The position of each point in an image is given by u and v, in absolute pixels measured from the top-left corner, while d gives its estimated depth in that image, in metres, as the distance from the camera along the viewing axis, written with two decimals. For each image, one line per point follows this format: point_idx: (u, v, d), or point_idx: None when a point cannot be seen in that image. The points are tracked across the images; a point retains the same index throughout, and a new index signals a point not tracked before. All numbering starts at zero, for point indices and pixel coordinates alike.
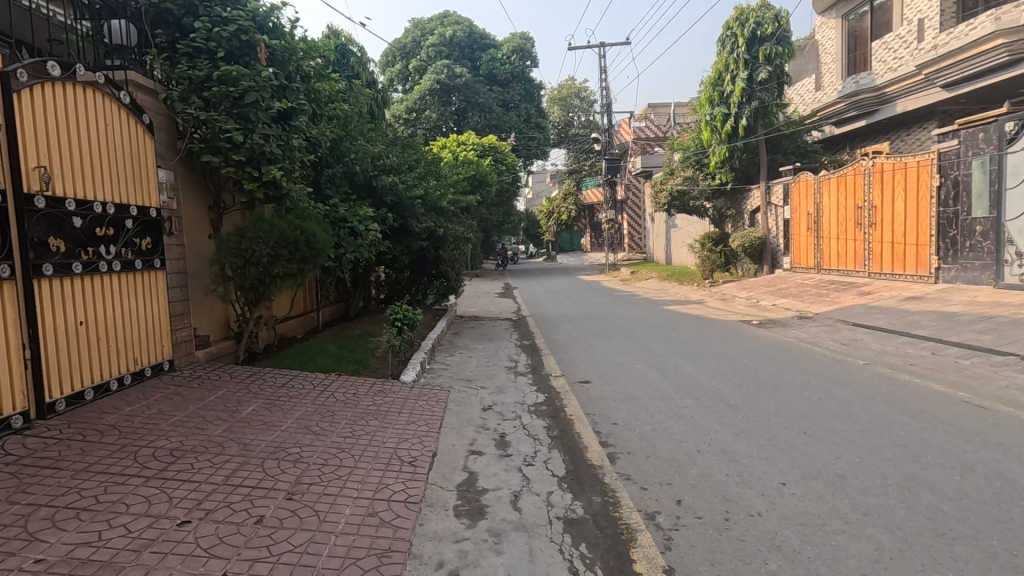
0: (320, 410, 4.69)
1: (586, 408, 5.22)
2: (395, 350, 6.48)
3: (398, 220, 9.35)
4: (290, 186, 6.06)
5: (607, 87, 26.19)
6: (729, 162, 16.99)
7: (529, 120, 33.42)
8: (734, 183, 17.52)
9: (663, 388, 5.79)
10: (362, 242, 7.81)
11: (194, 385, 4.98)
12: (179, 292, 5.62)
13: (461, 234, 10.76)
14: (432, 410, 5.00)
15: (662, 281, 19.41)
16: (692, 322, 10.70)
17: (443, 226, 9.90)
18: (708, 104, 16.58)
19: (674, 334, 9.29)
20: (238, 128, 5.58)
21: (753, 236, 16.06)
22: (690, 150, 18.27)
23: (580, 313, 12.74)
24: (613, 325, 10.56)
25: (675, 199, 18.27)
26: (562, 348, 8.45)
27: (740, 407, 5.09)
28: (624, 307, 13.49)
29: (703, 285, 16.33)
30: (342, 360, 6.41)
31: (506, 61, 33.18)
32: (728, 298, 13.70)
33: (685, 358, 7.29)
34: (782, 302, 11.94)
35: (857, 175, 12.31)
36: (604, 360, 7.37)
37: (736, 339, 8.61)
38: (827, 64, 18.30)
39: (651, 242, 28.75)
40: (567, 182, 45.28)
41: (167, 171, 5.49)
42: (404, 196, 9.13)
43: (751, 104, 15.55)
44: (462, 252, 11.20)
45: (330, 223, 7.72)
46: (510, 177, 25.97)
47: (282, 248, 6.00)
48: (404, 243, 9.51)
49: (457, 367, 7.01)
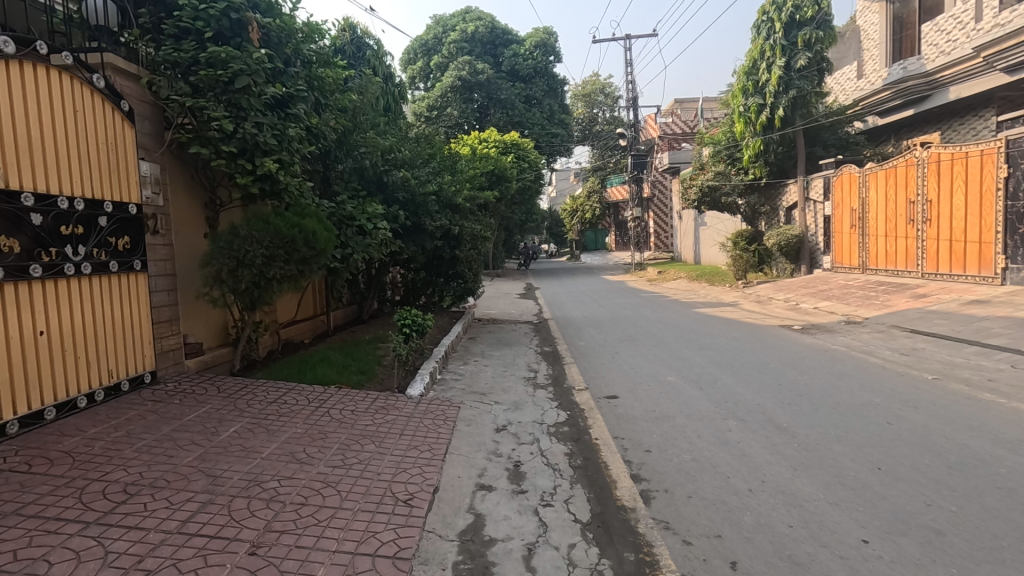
0: (310, 432, 4.14)
1: (614, 431, 4.57)
2: (403, 359, 5.92)
3: (412, 218, 8.81)
4: (287, 180, 5.55)
5: (633, 80, 25.34)
6: (764, 156, 16.06)
7: (552, 117, 32.73)
8: (769, 177, 16.57)
9: (701, 407, 5.10)
10: (370, 241, 7.29)
11: (175, 400, 4.48)
12: (166, 297, 5.16)
13: (479, 233, 10.19)
14: (437, 431, 4.40)
15: (691, 281, 18.55)
16: (727, 327, 9.92)
17: (459, 224, 9.33)
18: (741, 95, 15.69)
19: (707, 340, 8.55)
20: (228, 116, 5.07)
21: (789, 234, 15.16)
22: (721, 143, 17.39)
23: (605, 315, 12.05)
24: (640, 330, 9.85)
25: (707, 196, 17.14)
26: (586, 356, 7.80)
27: (793, 431, 4.37)
28: (652, 310, 12.75)
29: (736, 286, 15.44)
30: (345, 370, 5.87)
31: (529, 55, 32.53)
32: (764, 300, 12.83)
33: (722, 369, 6.57)
34: (826, 304, 11.05)
35: (908, 167, 11.35)
36: (632, 370, 6.70)
37: (779, 347, 7.82)
38: (870, 51, 17.20)
39: (679, 242, 27.81)
40: (591, 180, 44.43)
41: (151, 164, 5.01)
42: (416, 192, 8.60)
43: (789, 93, 14.63)
44: (480, 252, 10.65)
45: (337, 222, 7.21)
46: (533, 174, 25.34)
47: (278, 248, 5.49)
48: (419, 243, 8.97)
49: (471, 377, 6.42)
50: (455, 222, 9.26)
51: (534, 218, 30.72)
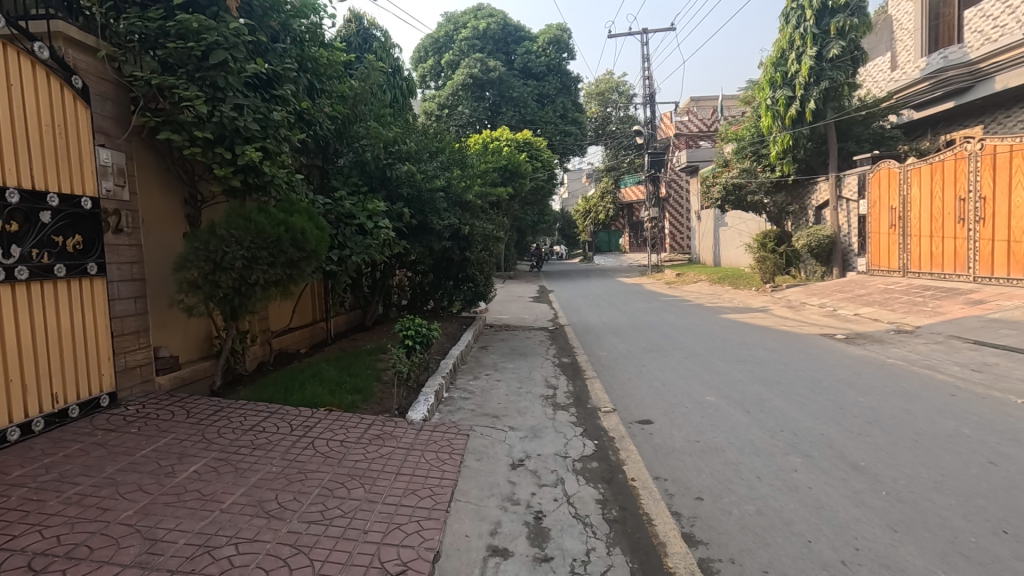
0: (287, 472, 3.42)
1: (653, 470, 3.81)
2: (406, 375, 5.23)
3: (417, 216, 8.04)
4: (273, 171, 4.86)
5: (650, 76, 24.50)
6: (792, 152, 15.15)
7: (565, 115, 31.97)
8: (797, 175, 15.67)
9: (754, 437, 4.31)
10: (371, 241, 6.58)
11: (132, 428, 3.80)
12: (132, 305, 4.47)
13: (491, 233, 9.46)
14: (441, 469, 3.66)
15: (712, 285, 17.68)
16: (760, 335, 9.10)
17: (469, 223, 8.61)
18: (768, 87, 14.81)
19: (742, 351, 7.74)
20: (202, 96, 4.39)
21: (821, 235, 14.24)
22: (745, 139, 16.54)
23: (626, 322, 11.26)
24: (666, 339, 9.06)
25: (732, 194, 16.21)
26: (610, 369, 7.03)
27: (876, 472, 3.58)
28: (675, 315, 11.94)
29: (763, 290, 14.57)
30: (340, 388, 5.17)
31: (542, 53, 31.81)
32: (797, 305, 11.95)
33: (768, 387, 5.78)
34: (867, 310, 10.18)
35: (958, 161, 10.46)
36: (664, 388, 5.93)
37: (826, 360, 7.00)
38: (904, 41, 16.25)
39: (697, 243, 26.90)
40: (605, 180, 43.55)
41: (115, 152, 4.33)
42: (423, 189, 7.89)
43: (820, 85, 13.73)
44: (492, 253, 9.91)
45: (334, 220, 6.52)
46: (546, 174, 24.62)
47: (262, 249, 4.79)
48: (426, 244, 8.24)
49: (483, 396, 5.68)
50: (466, 221, 8.54)
51: (547, 219, 29.97)
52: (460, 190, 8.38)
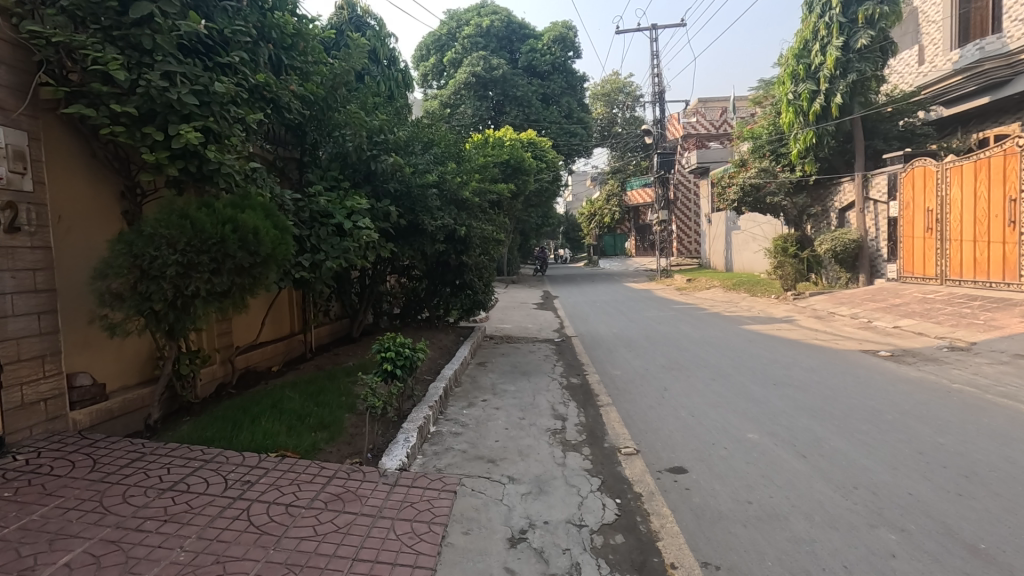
0: (197, 563, 2.46)
1: (697, 549, 2.86)
2: (380, 411, 4.23)
3: (407, 215, 7.11)
4: (217, 156, 3.94)
5: (660, 74, 23.54)
6: (815, 150, 14.17)
7: (570, 115, 31.04)
8: (818, 175, 14.71)
9: (823, 498, 3.36)
10: (350, 244, 5.68)
11: (5, 492, 2.87)
12: (34, 324, 3.55)
13: (491, 236, 8.52)
14: (414, 556, 2.70)
15: (727, 292, 16.73)
16: (792, 351, 8.11)
17: (466, 224, 7.66)
18: (790, 81, 13.83)
19: (776, 371, 6.78)
20: (120, 59, 3.49)
21: (846, 238, 13.20)
22: (763, 137, 15.64)
23: (638, 333, 10.31)
24: (686, 354, 8.10)
25: (749, 195, 14.93)
26: (626, 392, 6.08)
27: (1006, 562, 2.63)
28: (692, 326, 10.99)
29: (783, 297, 13.62)
30: (301, 423, 4.26)
31: (547, 51, 30.93)
32: (825, 316, 10.98)
33: (821, 421, 4.81)
34: (907, 323, 9.20)
35: (1009, 158, 9.52)
36: (694, 420, 4.98)
37: (878, 383, 6.03)
38: (931, 34, 15.26)
39: (707, 248, 25.94)
40: (611, 182, 42.60)
41: (12, 131, 3.44)
42: (413, 184, 6.94)
43: (848, 77, 12.77)
44: (492, 257, 9.01)
45: (307, 219, 5.63)
46: (549, 176, 23.59)
47: (201, 254, 3.84)
48: (418, 247, 7.31)
49: (478, 431, 4.74)
50: (463, 221, 7.60)
51: (552, 221, 29.05)
52: (456, 186, 7.44)
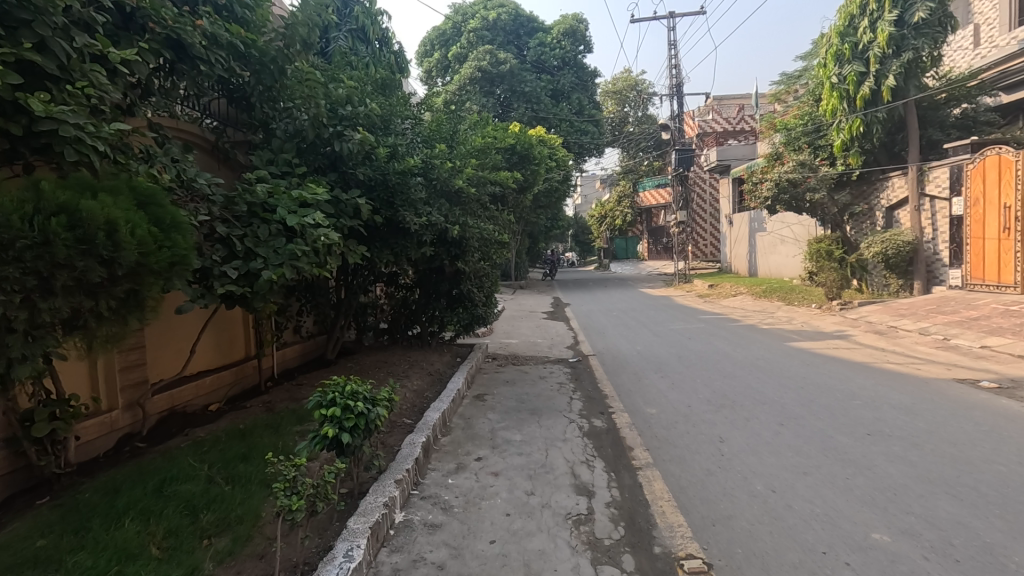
0: None
1: None
2: (306, 514, 2.57)
3: (385, 212, 5.52)
4: (40, 104, 2.50)
5: (677, 65, 22.03)
6: (861, 140, 12.59)
7: (581, 112, 29.52)
8: (864, 168, 13.13)
9: None
10: (298, 247, 4.19)
11: None
12: None
13: (494, 237, 7.03)
14: None
15: (756, 300, 15.17)
16: (865, 378, 6.53)
17: (461, 222, 6.09)
18: (833, 63, 12.20)
19: (862, 409, 5.22)
20: None
21: (898, 240, 11.75)
22: (797, 128, 14.10)
23: (667, 352, 8.78)
24: (734, 382, 6.55)
25: (785, 191, 13.28)
26: (670, 445, 4.55)
27: None
28: (728, 342, 9.46)
29: (826, 307, 12.06)
30: (191, 519, 2.81)
31: (557, 44, 29.48)
32: (885, 330, 9.42)
33: (973, 507, 3.26)
34: (995, 341, 7.63)
35: None
36: (780, 502, 3.44)
37: (1013, 432, 4.46)
38: (985, 13, 13.67)
39: (727, 250, 24.38)
40: (623, 182, 41.14)
41: None
42: (390, 170, 5.35)
43: (903, 55, 11.15)
44: (494, 262, 7.54)
45: (244, 216, 4.26)
46: (560, 175, 22.56)
47: (6, 265, 2.30)
48: (400, 251, 5.84)
49: (465, 520, 3.25)
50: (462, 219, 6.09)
51: (561, 223, 27.69)
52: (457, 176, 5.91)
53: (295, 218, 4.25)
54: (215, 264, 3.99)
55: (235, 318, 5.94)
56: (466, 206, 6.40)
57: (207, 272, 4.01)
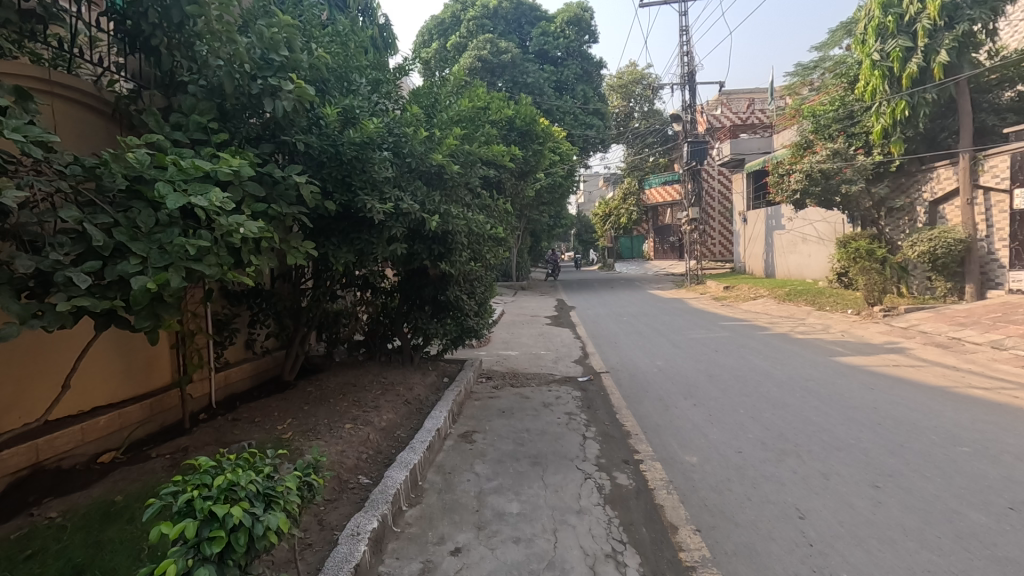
0: None
1: None
2: None
3: (340, 197, 4.15)
4: None
5: (690, 51, 20.67)
6: (904, 126, 11.13)
7: (586, 105, 28.16)
8: (906, 157, 11.76)
9: None
10: (191, 241, 2.89)
11: None
12: None
13: (486, 230, 5.67)
14: None
15: (780, 304, 13.81)
16: (954, 410, 5.16)
17: (444, 210, 4.70)
18: (873, 38, 10.80)
19: (981, 463, 3.86)
20: None
21: (949, 238, 10.40)
22: (827, 111, 12.77)
23: (694, 369, 7.44)
24: (789, 414, 5.21)
25: (816, 183, 11.91)
26: (730, 525, 3.20)
27: None
28: (762, 356, 8.12)
29: (866, 314, 10.71)
30: None
31: (560, 34, 28.14)
32: (947, 343, 8.06)
33: None
34: None
35: None
36: None
37: None
38: None
39: (741, 250, 23.00)
40: (628, 180, 39.75)
41: None
42: (343, 140, 3.97)
43: (958, 27, 9.79)
44: (489, 261, 6.19)
45: (122, 198, 2.98)
46: (564, 169, 21.24)
47: None
48: (365, 249, 4.52)
49: None
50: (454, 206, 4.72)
51: (565, 221, 26.35)
52: (444, 150, 4.55)
53: (182, 196, 2.90)
54: (61, 265, 2.70)
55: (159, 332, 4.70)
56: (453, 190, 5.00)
57: (50, 278, 2.73)
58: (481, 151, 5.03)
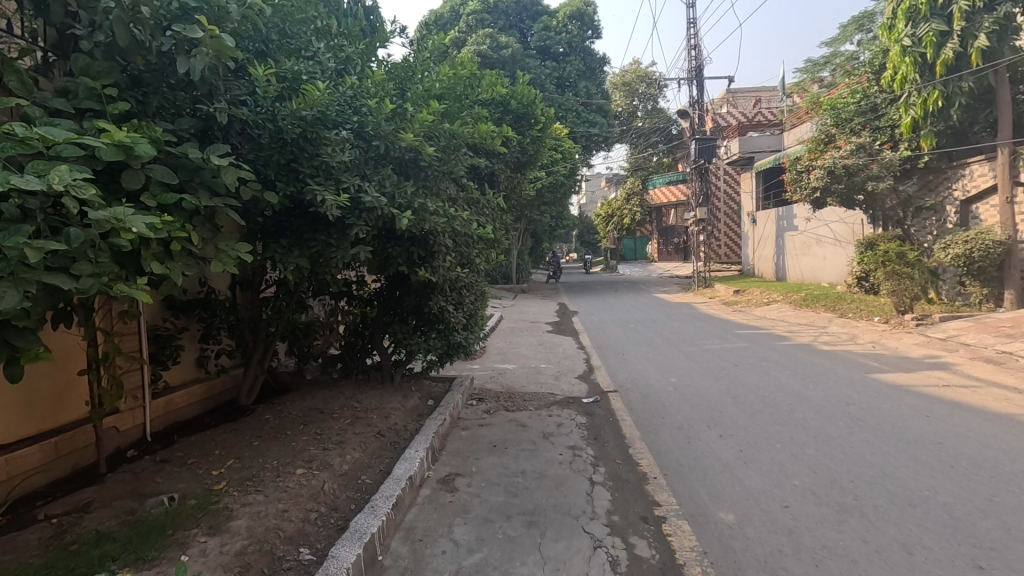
0: None
1: None
2: None
3: (283, 187, 3.29)
4: None
5: (698, 45, 19.84)
6: (936, 118, 10.26)
7: (589, 103, 27.34)
8: (936, 151, 10.87)
9: None
10: (40, 245, 2.05)
11: None
12: None
13: (476, 230, 4.77)
14: None
15: (798, 310, 12.92)
16: None
17: (419, 203, 3.79)
18: (902, 22, 9.90)
19: None
20: None
21: (987, 239, 9.50)
22: (849, 103, 12.01)
23: (714, 387, 6.56)
24: (837, 452, 4.33)
25: (839, 180, 11.03)
26: None
27: None
28: (789, 372, 7.25)
29: (896, 322, 9.83)
30: None
31: (562, 29, 27.25)
32: (997, 358, 7.17)
33: None
34: None
35: None
36: None
37: None
38: None
39: (750, 252, 22.11)
40: (631, 179, 38.90)
41: None
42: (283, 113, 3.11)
43: (998, 8, 8.93)
44: (479, 267, 5.29)
45: None
46: (566, 168, 20.41)
47: None
48: (322, 253, 3.67)
49: None
50: (432, 200, 3.83)
51: (567, 222, 25.47)
52: (417, 129, 3.66)
53: (8, 178, 2.05)
54: None
55: (76, 354, 3.84)
56: (437, 182, 4.07)
57: None
58: (467, 132, 4.13)
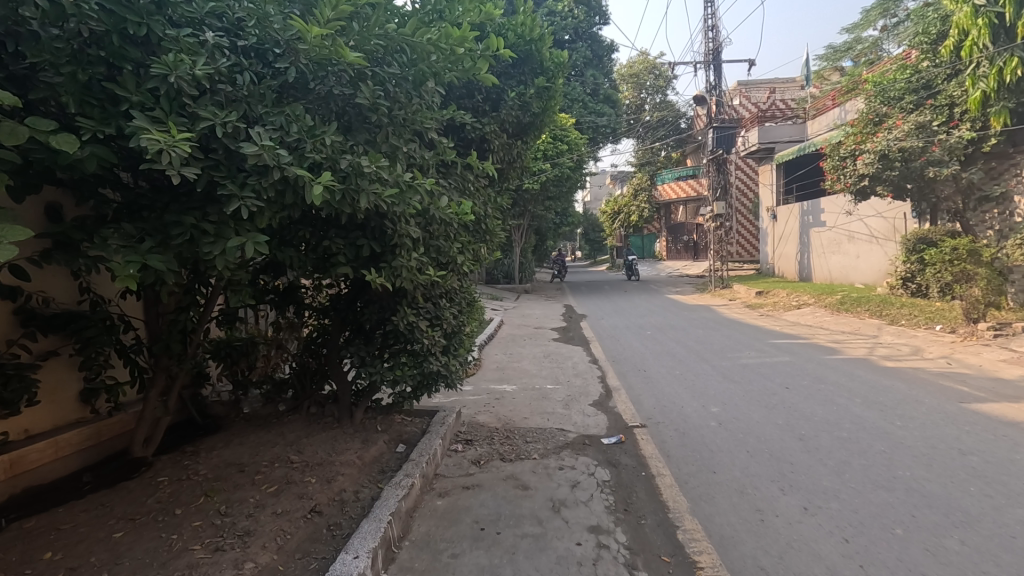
0: None
1: None
2: None
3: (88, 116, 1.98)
4: None
5: (716, 25, 18.32)
6: (1012, 93, 8.64)
7: (596, 92, 25.90)
8: (1009, 133, 9.28)
9: None
10: None
11: None
12: None
13: (457, 216, 3.30)
14: None
15: (836, 315, 11.44)
16: None
17: (351, 161, 2.29)
18: None
19: None
20: None
21: None
22: (899, 78, 10.55)
23: (769, 421, 5.11)
24: (999, 551, 2.86)
25: (897, 161, 9.67)
26: None
27: None
28: (860, 399, 5.78)
29: (966, 334, 8.32)
30: None
31: (567, 14, 25.29)
32: None
33: None
34: None
35: None
36: None
37: None
38: None
39: (770, 250, 20.62)
40: (638, 175, 37.43)
41: None
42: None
43: None
44: (464, 269, 3.85)
45: None
46: (573, 159, 18.99)
47: None
48: (196, 245, 2.26)
49: None
50: (371, 156, 2.36)
51: (573, 218, 24.00)
52: (330, 21, 2.25)
53: None
54: None
55: None
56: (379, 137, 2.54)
57: None
58: (432, 39, 2.56)
